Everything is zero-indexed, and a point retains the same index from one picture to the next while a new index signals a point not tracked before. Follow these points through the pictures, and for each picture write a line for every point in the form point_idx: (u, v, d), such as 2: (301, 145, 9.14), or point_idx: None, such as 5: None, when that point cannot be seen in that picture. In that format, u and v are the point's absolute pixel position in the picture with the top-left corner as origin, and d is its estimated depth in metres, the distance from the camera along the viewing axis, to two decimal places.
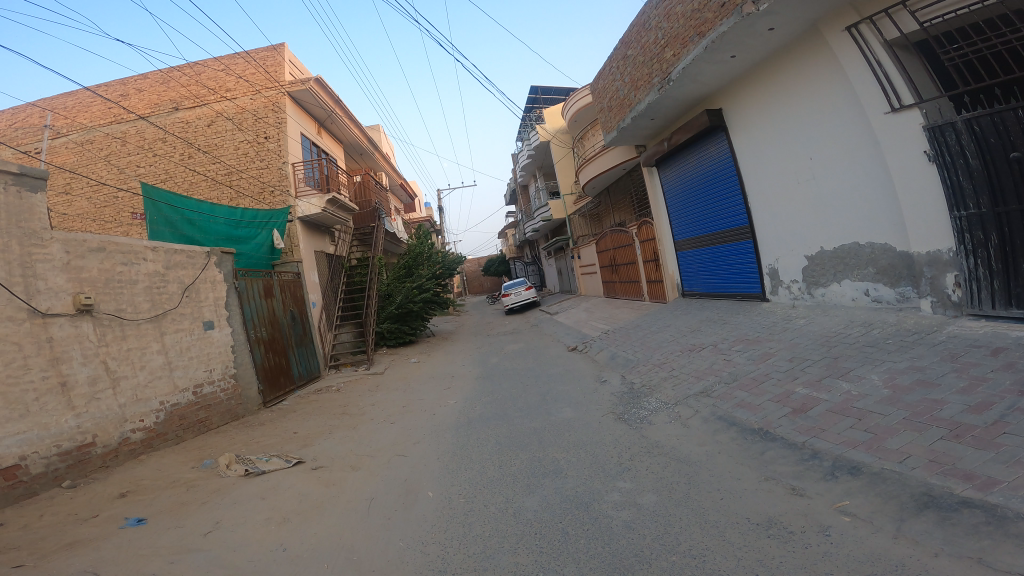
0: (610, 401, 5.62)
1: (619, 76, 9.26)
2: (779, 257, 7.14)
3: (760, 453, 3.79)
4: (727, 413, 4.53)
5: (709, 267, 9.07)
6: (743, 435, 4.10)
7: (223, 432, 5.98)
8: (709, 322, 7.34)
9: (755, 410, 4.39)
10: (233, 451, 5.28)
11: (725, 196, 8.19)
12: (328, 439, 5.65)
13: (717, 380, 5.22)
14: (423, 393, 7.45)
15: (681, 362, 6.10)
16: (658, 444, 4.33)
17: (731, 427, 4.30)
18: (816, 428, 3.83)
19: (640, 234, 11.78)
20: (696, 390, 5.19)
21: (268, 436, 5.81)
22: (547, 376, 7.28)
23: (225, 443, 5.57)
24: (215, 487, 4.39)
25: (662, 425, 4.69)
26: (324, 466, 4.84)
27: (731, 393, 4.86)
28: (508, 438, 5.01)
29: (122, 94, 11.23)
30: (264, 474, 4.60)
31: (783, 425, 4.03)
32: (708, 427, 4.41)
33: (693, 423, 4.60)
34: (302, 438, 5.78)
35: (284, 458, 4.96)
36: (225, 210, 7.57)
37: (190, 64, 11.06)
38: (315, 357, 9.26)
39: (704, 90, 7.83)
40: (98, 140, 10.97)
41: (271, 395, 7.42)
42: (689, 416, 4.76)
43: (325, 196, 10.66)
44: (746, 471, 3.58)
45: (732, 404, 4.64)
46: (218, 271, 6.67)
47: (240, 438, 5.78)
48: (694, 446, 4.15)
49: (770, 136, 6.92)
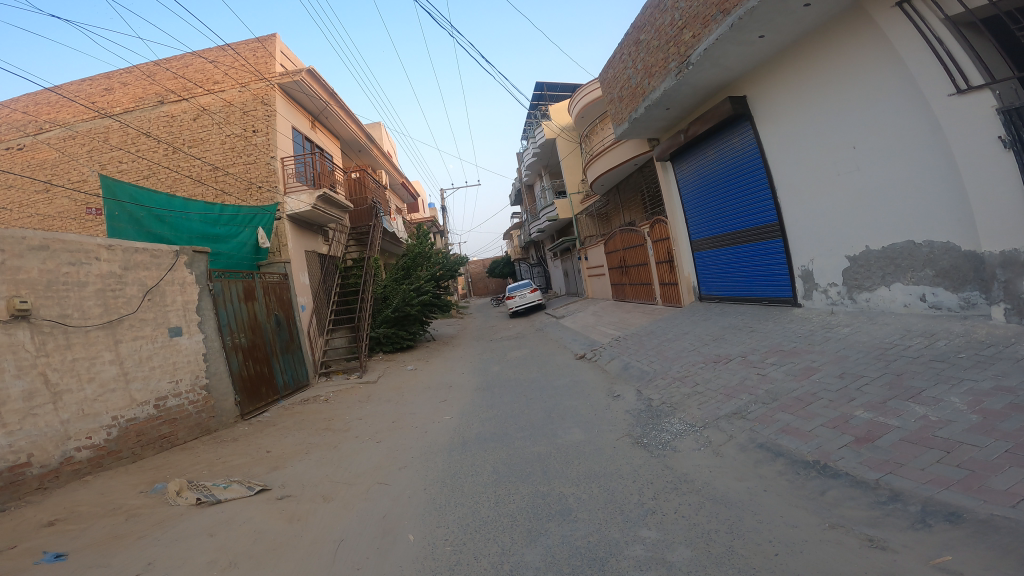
0: (626, 421, 4.92)
1: (631, 63, 8.57)
2: (814, 257, 6.40)
3: (818, 493, 3.08)
4: (769, 441, 3.81)
5: (730, 269, 8.32)
6: (794, 469, 3.39)
7: (188, 449, 5.33)
8: (733, 329, 6.60)
9: (805, 438, 3.67)
10: (196, 475, 4.62)
11: (750, 190, 7.46)
12: (304, 461, 4.98)
13: (752, 400, 4.50)
14: (416, 406, 6.75)
15: (706, 377, 5.38)
16: (686, 477, 3.63)
17: (777, 457, 3.59)
18: (890, 462, 3.12)
19: (652, 233, 11.05)
20: (728, 411, 4.48)
21: (237, 456, 5.14)
22: (553, 389, 6.56)
23: (188, 464, 4.92)
24: (166, 518, 3.74)
25: (689, 453, 3.99)
26: (295, 495, 4.19)
27: (771, 416, 4.14)
28: (508, 466, 4.33)
29: (105, 89, 10.68)
30: (219, 504, 3.94)
31: (845, 457, 3.31)
32: (747, 458, 3.71)
33: (728, 451, 3.89)
34: (275, 458, 5.12)
35: (247, 485, 4.27)
36: (201, 206, 6.93)
37: (177, 57, 10.52)
38: (304, 364, 8.59)
39: (726, 76, 7.13)
40: (80, 136, 10.45)
41: (250, 406, 6.76)
42: (721, 442, 4.06)
43: (314, 192, 9.73)
44: (804, 516, 2.87)
45: (774, 429, 3.93)
46: (188, 272, 6.04)
47: (205, 457, 5.12)
48: (731, 481, 3.45)
49: (804, 125, 6.21)
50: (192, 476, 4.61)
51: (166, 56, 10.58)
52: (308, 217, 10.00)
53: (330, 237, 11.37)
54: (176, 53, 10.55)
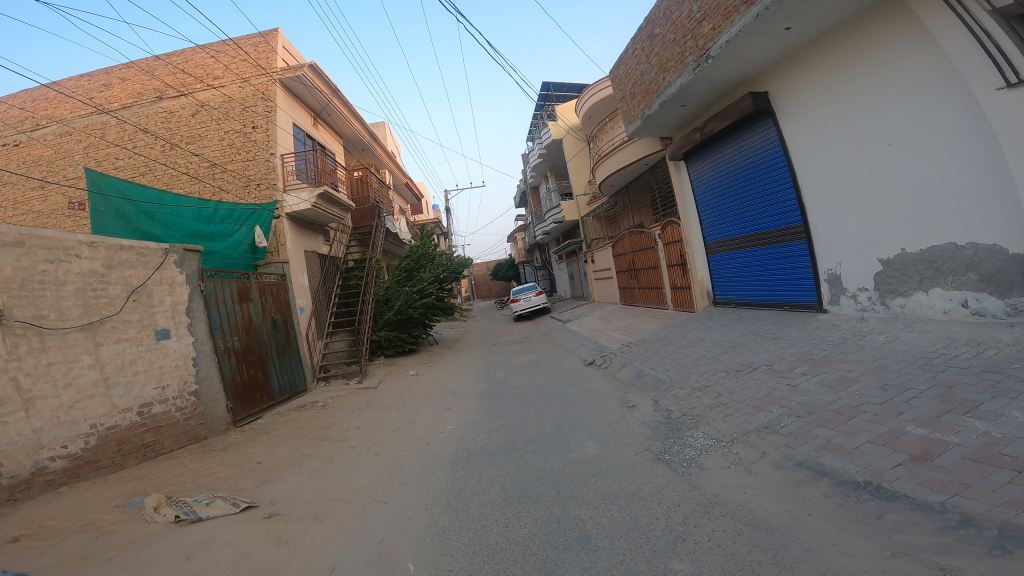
0: (643, 435, 4.56)
1: (645, 58, 8.23)
2: (842, 260, 6.03)
3: (874, 517, 2.73)
4: (809, 459, 3.46)
5: (748, 272, 7.95)
6: (842, 491, 3.04)
7: (174, 459, 5.00)
8: (754, 336, 6.23)
9: (852, 456, 3.31)
10: (183, 488, 4.29)
11: (772, 190, 7.09)
12: (296, 474, 4.65)
13: (784, 413, 4.14)
14: (417, 415, 6.40)
15: (729, 387, 5.01)
16: (717, 499, 3.28)
17: (821, 477, 3.23)
18: (955, 483, 2.79)
19: (663, 236, 10.67)
20: (757, 425, 4.13)
21: (225, 467, 4.82)
22: (562, 398, 6.20)
23: (173, 475, 4.59)
24: (147, 534, 3.42)
25: (718, 472, 3.63)
26: (287, 512, 3.86)
27: (808, 431, 3.78)
28: (518, 483, 3.99)
29: (105, 84, 10.45)
30: (201, 521, 3.60)
31: (901, 478, 2.97)
32: (785, 477, 3.35)
33: (761, 469, 3.54)
34: (266, 470, 4.79)
35: (232, 501, 3.93)
36: (194, 203, 6.62)
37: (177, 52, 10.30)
38: (301, 369, 8.25)
39: (747, 70, 6.79)
40: (76, 132, 10.18)
41: (244, 413, 6.43)
42: (753, 459, 3.70)
43: (314, 189, 9.34)
44: (861, 543, 2.52)
45: (813, 446, 3.57)
46: (178, 271, 5.73)
47: (192, 468, 4.79)
48: (769, 504, 3.09)
49: (833, 121, 5.86)
50: (177, 489, 4.28)
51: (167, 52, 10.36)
52: (308, 216, 9.59)
53: (331, 237, 11.03)
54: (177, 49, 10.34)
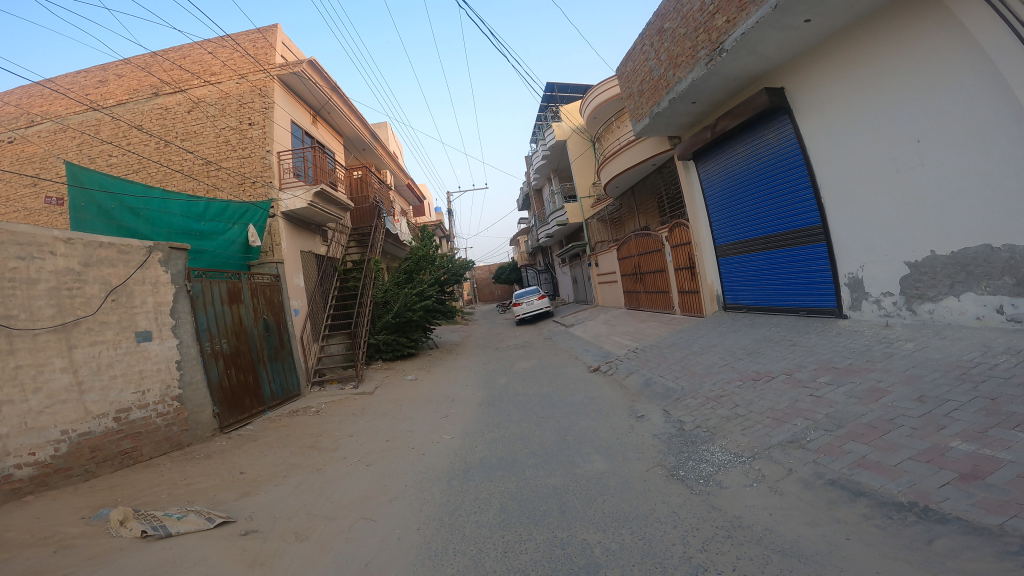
0: (655, 449, 4.25)
1: (654, 54, 7.95)
2: (865, 263, 5.70)
3: (923, 541, 2.42)
4: (843, 477, 3.15)
5: (762, 276, 7.62)
6: (882, 513, 2.73)
7: (152, 468, 4.73)
8: (769, 342, 5.91)
9: (892, 475, 3.00)
10: (160, 502, 4.00)
11: (787, 190, 6.78)
12: (283, 486, 4.35)
13: (810, 426, 3.82)
14: (414, 423, 6.09)
15: (746, 398, 4.69)
16: (740, 521, 2.96)
17: (858, 498, 2.92)
18: (1013, 504, 2.48)
19: (671, 239, 10.35)
20: (781, 438, 3.81)
21: (205, 477, 4.54)
22: (567, 407, 5.87)
23: (151, 487, 4.31)
24: (116, 549, 3.14)
25: (740, 491, 3.32)
26: (268, 528, 3.56)
27: (839, 446, 3.46)
28: (521, 500, 3.68)
29: (101, 81, 10.23)
30: (171, 537, 3.31)
31: (951, 498, 2.66)
32: (816, 498, 3.04)
33: (788, 488, 3.22)
34: (251, 481, 4.49)
35: (207, 515, 3.63)
36: (182, 200, 6.35)
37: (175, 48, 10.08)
38: (295, 373, 7.94)
39: (762, 65, 6.50)
40: (71, 129, 9.94)
41: (231, 419, 6.13)
42: (778, 477, 3.38)
43: (312, 187, 8.93)
44: (910, 572, 2.22)
45: (846, 463, 3.26)
46: (162, 270, 5.46)
47: (169, 478, 4.51)
48: (800, 527, 2.78)
49: (856, 118, 5.55)
50: (151, 502, 3.99)
51: (165, 48, 10.14)
52: (305, 216, 9.28)
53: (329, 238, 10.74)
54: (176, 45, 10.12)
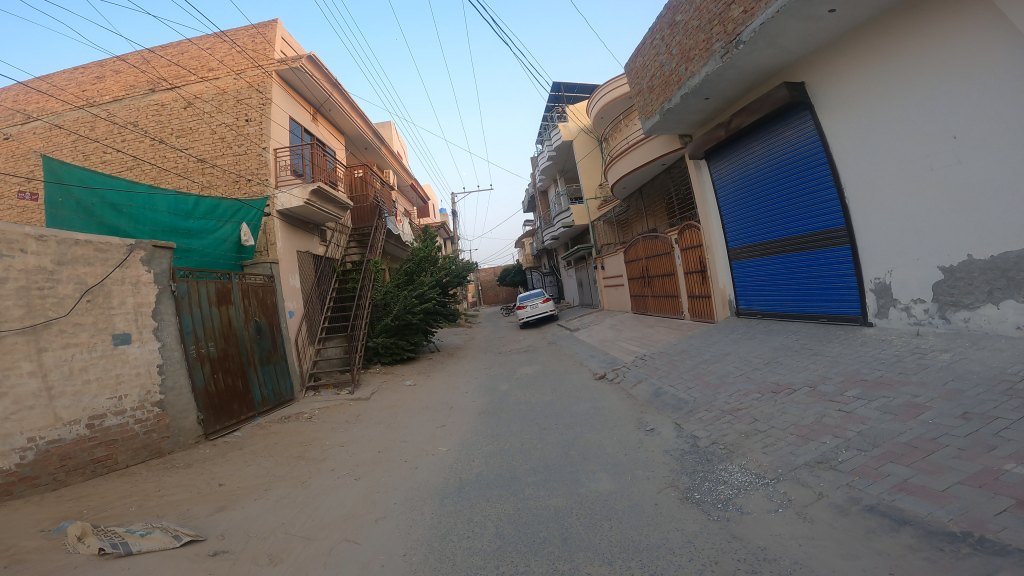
0: (668, 467, 3.90)
1: (665, 48, 7.62)
2: (893, 268, 5.34)
3: None
4: (883, 503, 2.80)
5: (778, 280, 7.25)
6: (932, 544, 2.38)
7: (126, 477, 4.48)
8: (788, 351, 5.54)
9: (940, 501, 2.66)
10: (131, 518, 3.70)
11: (808, 190, 6.42)
12: (264, 501, 4.05)
13: (841, 445, 3.46)
14: (409, 432, 5.77)
15: (766, 412, 4.33)
16: (763, 552, 2.63)
17: (902, 527, 2.58)
18: None
19: (681, 241, 9.98)
20: (808, 458, 3.45)
21: (180, 490, 4.28)
22: (571, 417, 5.52)
23: (123, 500, 4.04)
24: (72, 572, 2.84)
25: (763, 517, 2.97)
26: (242, 547, 3.26)
27: (876, 468, 3.12)
28: (521, 522, 3.36)
29: (98, 77, 9.99)
30: (132, 556, 3.02)
31: (1011, 528, 2.33)
32: (852, 526, 2.69)
33: (819, 514, 2.87)
34: (230, 495, 4.19)
35: (174, 533, 3.34)
36: (170, 197, 6.08)
37: (173, 43, 9.86)
38: (289, 377, 7.66)
39: (780, 58, 6.16)
40: (67, 125, 9.72)
41: (218, 425, 5.84)
42: (808, 501, 3.03)
43: (308, 185, 8.56)
44: None
45: (886, 487, 2.91)
46: (144, 269, 5.21)
47: (142, 489, 4.26)
48: (834, 560, 2.44)
49: (885, 114, 5.20)
50: (120, 517, 3.70)
51: (162, 44, 9.90)
52: (303, 214, 9.01)
53: (327, 238, 10.45)
54: (173, 40, 9.88)
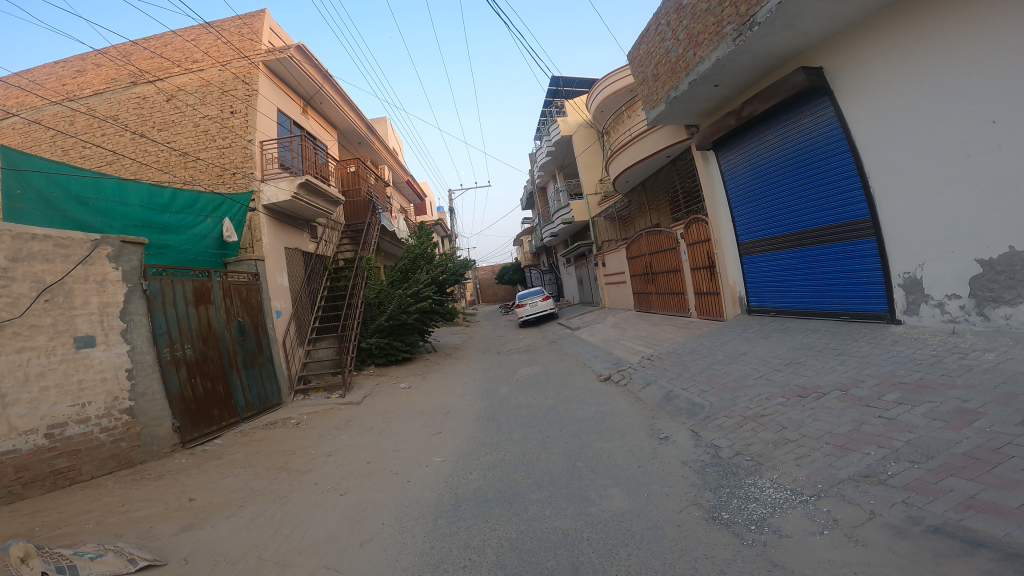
0: (688, 481, 3.51)
1: (671, 33, 7.21)
2: (924, 261, 4.94)
3: None
4: (949, 523, 2.44)
5: (794, 276, 6.85)
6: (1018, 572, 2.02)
7: (90, 491, 4.09)
8: (810, 351, 5.16)
9: (1017, 520, 2.30)
10: (92, 540, 3.31)
11: (827, 180, 6.02)
12: (242, 518, 3.67)
13: (889, 456, 3.11)
14: (404, 439, 5.37)
15: (794, 419, 3.94)
16: None
17: (978, 549, 2.22)
18: None
19: (687, 236, 9.58)
20: (851, 472, 3.09)
21: (148, 504, 3.91)
22: (576, 424, 5.12)
23: (82, 516, 3.66)
24: None
25: (804, 539, 2.60)
26: None
27: (935, 483, 2.76)
28: (530, 544, 2.98)
29: (79, 70, 9.55)
30: None
31: None
32: (914, 549, 2.32)
33: (871, 535, 2.50)
34: (206, 511, 3.81)
35: (129, 555, 2.96)
36: (142, 189, 5.68)
37: (157, 35, 9.46)
38: (276, 381, 7.24)
39: (797, 41, 5.76)
40: (47, 120, 9.28)
41: (197, 433, 5.43)
42: (857, 521, 2.66)
43: (296, 178, 8.13)
44: None
45: (950, 505, 2.56)
46: (111, 266, 4.81)
47: (105, 503, 3.90)
48: None
49: (917, 94, 4.79)
50: (73, 536, 3.36)
51: (146, 36, 9.51)
52: (292, 210, 8.59)
53: (318, 234, 10.02)
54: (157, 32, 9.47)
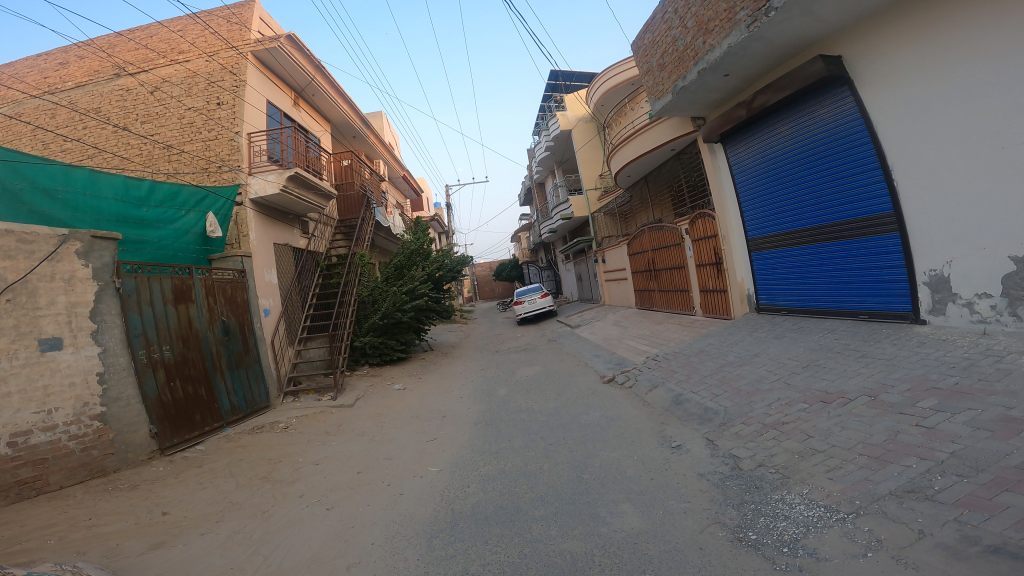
0: (708, 497, 3.21)
1: (678, 21, 6.87)
2: (952, 258, 4.66)
3: None
4: (1011, 544, 2.15)
5: (808, 273, 6.56)
6: None
7: (55, 503, 3.76)
8: (829, 353, 4.87)
9: None
10: (51, 558, 2.99)
11: (846, 172, 5.72)
12: (220, 535, 3.35)
13: (933, 469, 2.82)
14: (398, 446, 5.06)
15: (821, 427, 3.64)
16: None
17: None
18: None
19: (692, 232, 9.27)
20: (892, 487, 2.79)
21: (117, 517, 3.59)
22: (580, 430, 4.80)
23: (43, 530, 3.33)
24: None
25: (845, 564, 2.30)
26: None
27: (988, 499, 2.48)
28: (536, 568, 2.68)
29: (62, 63, 9.13)
30: None
31: None
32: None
33: (921, 559, 2.20)
34: (181, 526, 3.49)
35: None
36: (115, 181, 5.35)
37: (144, 27, 9.09)
38: (263, 383, 6.90)
39: (814, 28, 5.46)
40: (28, 114, 8.87)
41: (178, 439, 5.10)
42: (902, 541, 2.36)
43: (285, 171, 7.77)
44: None
45: (1010, 523, 2.27)
46: (80, 263, 4.49)
47: (69, 516, 3.57)
48: None
49: (947, 80, 4.48)
50: (31, 553, 3.03)
51: (132, 27, 9.13)
52: (282, 205, 8.24)
53: (309, 230, 9.66)
54: (143, 23, 9.09)
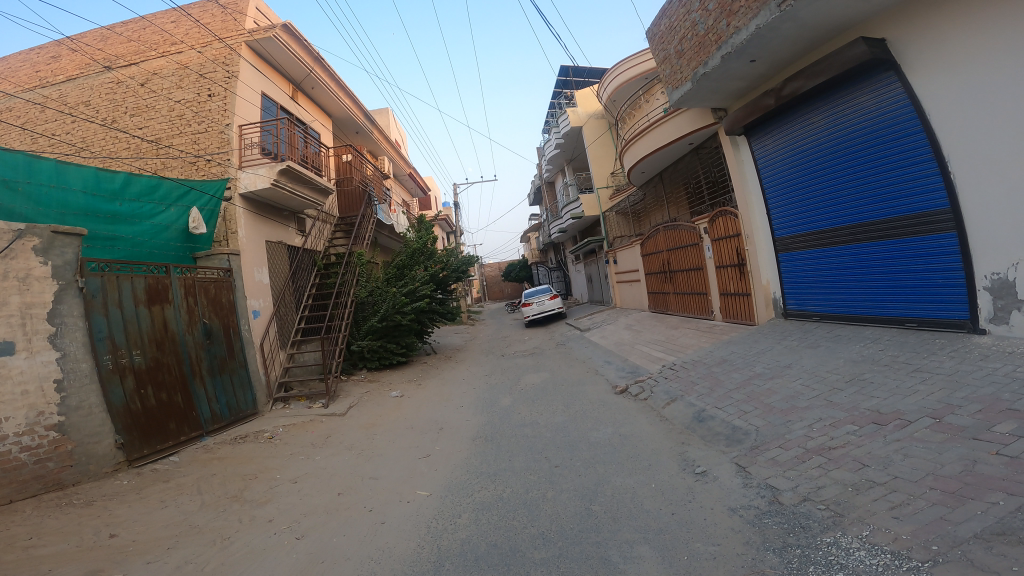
0: (744, 539, 2.67)
1: (698, 3, 6.31)
2: (1019, 260, 4.06)
3: None
4: None
5: (845, 275, 5.98)
6: None
7: None
8: (875, 367, 4.29)
9: None
10: None
11: (892, 164, 5.14)
12: (167, 565, 2.89)
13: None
14: (388, 462, 4.58)
15: (877, 454, 3.09)
16: None
17: None
18: None
19: (712, 231, 8.69)
20: (976, 529, 2.24)
21: (56, 538, 3.14)
22: (590, 450, 4.27)
23: None
24: None
25: None
26: None
27: None
28: None
29: (52, 56, 8.78)
30: None
31: None
32: None
33: None
34: (124, 552, 3.03)
35: None
36: (84, 173, 4.93)
37: (136, 19, 8.73)
38: (250, 389, 6.47)
39: (853, 7, 4.89)
40: (17, 108, 8.54)
41: (148, 450, 4.65)
42: None
43: (276, 164, 7.34)
44: None
45: None
46: (37, 259, 4.06)
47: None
48: None
49: (1013, 55, 3.90)
50: None
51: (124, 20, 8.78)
52: (274, 200, 7.82)
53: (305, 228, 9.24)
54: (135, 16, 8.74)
